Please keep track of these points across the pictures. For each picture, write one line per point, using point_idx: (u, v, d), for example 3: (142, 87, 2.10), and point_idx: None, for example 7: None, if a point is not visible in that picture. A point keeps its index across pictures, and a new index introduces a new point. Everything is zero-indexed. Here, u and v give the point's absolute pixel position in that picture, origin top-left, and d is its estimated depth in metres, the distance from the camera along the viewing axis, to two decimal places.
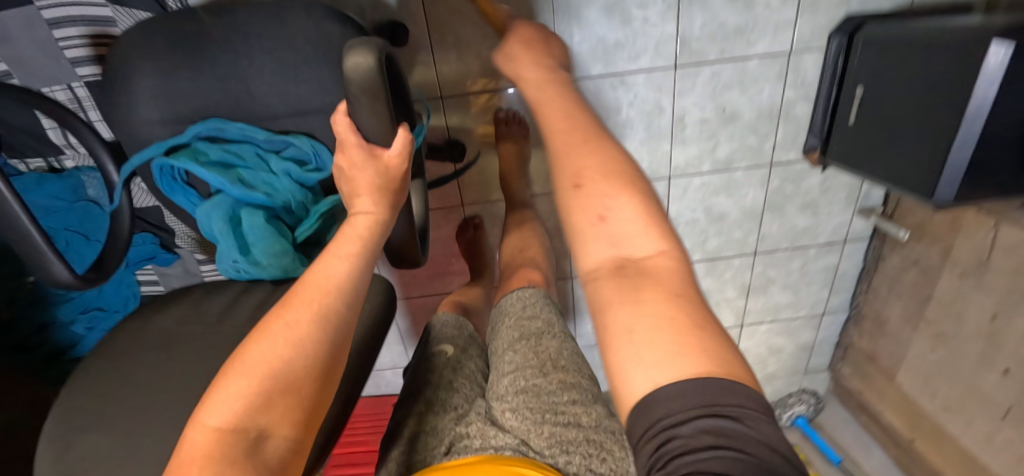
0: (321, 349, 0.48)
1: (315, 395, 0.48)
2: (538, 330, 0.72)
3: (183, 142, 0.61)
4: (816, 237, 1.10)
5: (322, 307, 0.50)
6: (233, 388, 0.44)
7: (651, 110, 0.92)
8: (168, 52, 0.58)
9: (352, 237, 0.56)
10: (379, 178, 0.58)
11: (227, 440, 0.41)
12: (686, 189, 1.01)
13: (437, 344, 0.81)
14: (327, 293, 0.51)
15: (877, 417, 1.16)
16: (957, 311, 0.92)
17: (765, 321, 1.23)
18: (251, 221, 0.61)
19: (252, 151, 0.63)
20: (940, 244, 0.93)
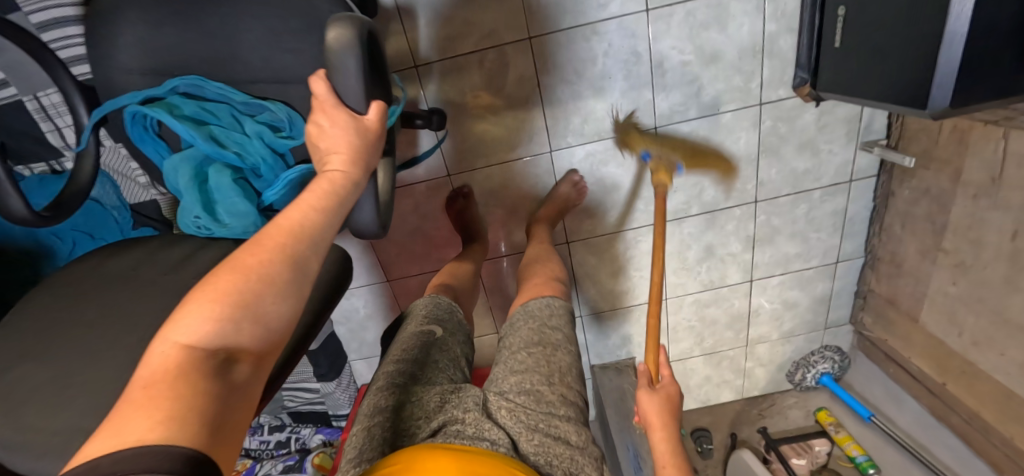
0: (292, 285, 0.44)
1: (281, 333, 0.44)
2: (553, 344, 0.77)
3: (159, 94, 0.61)
4: (819, 179, 1.06)
5: (293, 243, 0.45)
6: (200, 311, 0.38)
7: (628, 58, 0.91)
8: (162, 11, 0.59)
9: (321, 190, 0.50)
10: (356, 141, 0.53)
11: (195, 360, 0.36)
12: (675, 137, 0.99)
13: (427, 323, 0.82)
14: (301, 232, 0.46)
15: (904, 365, 1.10)
16: (975, 235, 0.86)
17: (776, 274, 1.18)
18: (218, 179, 0.63)
19: (228, 113, 0.63)
20: (950, 168, 0.88)
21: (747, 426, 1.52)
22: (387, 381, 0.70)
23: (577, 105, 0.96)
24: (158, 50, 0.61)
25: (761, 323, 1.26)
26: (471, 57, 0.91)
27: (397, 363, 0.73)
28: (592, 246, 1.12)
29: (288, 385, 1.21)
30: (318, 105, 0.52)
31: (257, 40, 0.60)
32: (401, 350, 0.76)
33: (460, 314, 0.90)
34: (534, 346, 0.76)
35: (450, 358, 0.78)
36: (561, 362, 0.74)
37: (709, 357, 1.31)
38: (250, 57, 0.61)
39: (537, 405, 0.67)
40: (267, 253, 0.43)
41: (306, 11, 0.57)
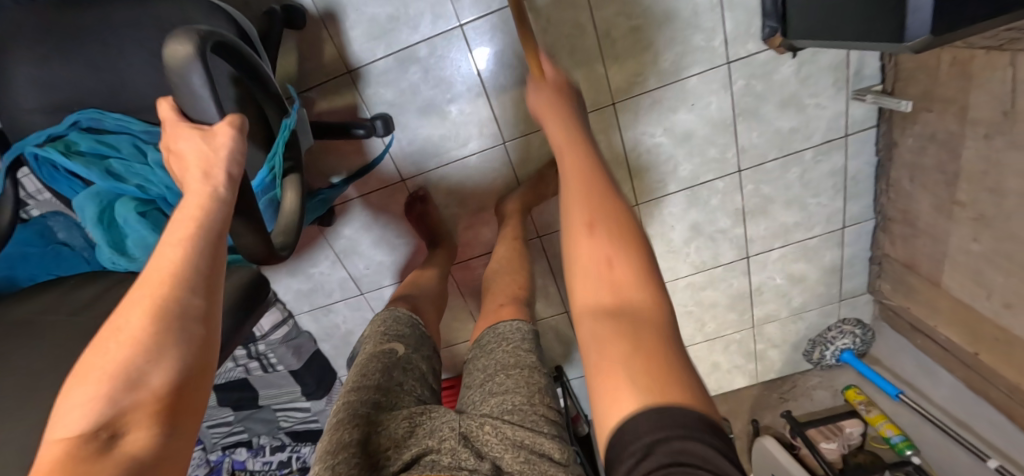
0: (183, 332, 0.39)
1: (189, 383, 0.38)
2: (532, 361, 0.69)
3: (60, 131, 0.62)
4: (809, 138, 0.95)
5: (168, 292, 0.40)
6: (74, 398, 0.34)
7: (571, 32, 0.84)
8: (47, 47, 0.61)
9: (185, 220, 0.45)
10: (209, 156, 0.49)
11: (75, 449, 0.31)
12: (637, 111, 0.91)
13: (387, 342, 0.76)
14: (178, 277, 0.41)
15: (933, 335, 0.97)
16: (993, 182, 0.74)
17: (775, 247, 1.07)
18: (122, 211, 0.62)
19: (129, 143, 0.63)
20: (955, 106, 0.76)
21: (769, 412, 1.41)
22: (347, 414, 0.62)
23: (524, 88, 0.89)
24: (52, 85, 0.63)
25: (766, 301, 1.15)
26: (403, 54, 0.86)
27: (358, 393, 0.66)
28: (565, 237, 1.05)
29: (279, 406, 1.21)
30: (170, 127, 0.51)
31: (141, 66, 0.61)
32: (360, 378, 0.69)
33: (422, 327, 0.84)
34: (510, 365, 0.68)
35: (413, 380, 0.73)
36: (544, 379, 0.66)
37: (713, 342, 1.21)
38: (141, 83, 0.61)
39: (525, 428, 0.58)
40: (142, 310, 0.38)
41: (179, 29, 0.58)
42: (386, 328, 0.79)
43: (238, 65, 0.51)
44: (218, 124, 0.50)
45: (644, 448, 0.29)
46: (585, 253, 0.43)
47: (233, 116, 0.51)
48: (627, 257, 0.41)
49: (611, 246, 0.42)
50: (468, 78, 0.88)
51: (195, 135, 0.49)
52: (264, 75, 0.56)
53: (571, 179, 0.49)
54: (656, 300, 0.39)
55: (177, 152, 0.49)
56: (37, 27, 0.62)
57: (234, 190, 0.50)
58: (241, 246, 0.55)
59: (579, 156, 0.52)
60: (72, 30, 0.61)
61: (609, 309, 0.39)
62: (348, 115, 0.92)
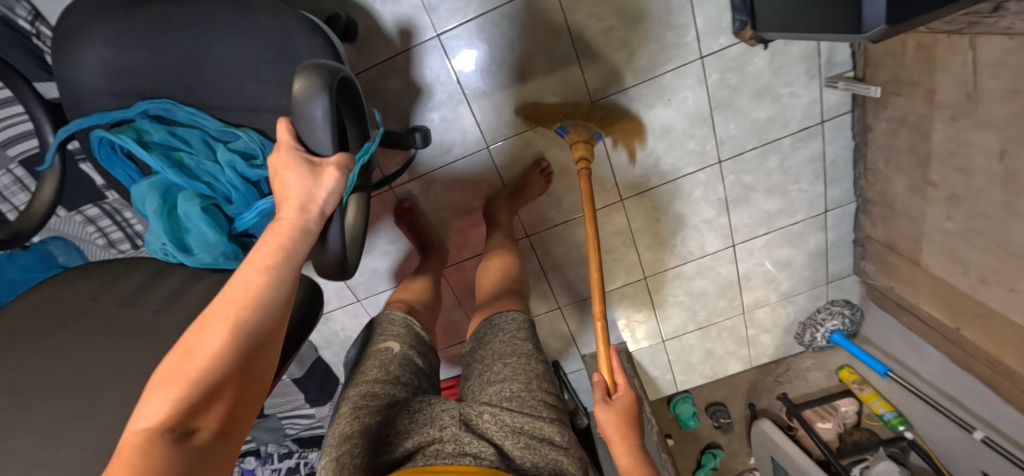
0: (256, 355, 0.44)
1: (251, 396, 0.43)
2: (528, 351, 0.74)
3: (128, 117, 0.63)
4: (785, 127, 0.97)
5: (248, 313, 0.44)
6: (158, 396, 0.39)
7: (546, 36, 0.86)
8: (131, 33, 0.61)
9: (267, 247, 0.47)
10: (309, 195, 0.49)
11: (153, 440, 0.35)
12: (615, 110, 0.93)
13: (384, 340, 0.78)
14: (261, 300, 0.45)
15: (917, 312, 1.00)
16: (962, 161, 0.76)
17: (760, 234, 1.09)
18: (184, 204, 0.61)
19: (200, 138, 0.64)
20: (922, 90, 0.78)
21: (765, 395, 1.43)
22: (361, 406, 0.63)
23: (505, 94, 0.91)
24: (126, 71, 0.63)
25: (755, 287, 1.17)
26: (384, 66, 0.89)
27: (369, 388, 0.67)
28: (553, 236, 1.07)
29: (285, 414, 1.24)
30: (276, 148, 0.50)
31: (228, 67, 0.61)
32: (370, 371, 0.70)
33: (409, 321, 0.85)
34: (508, 355, 0.73)
35: (421, 378, 0.76)
36: (544, 371, 0.72)
37: (704, 331, 1.23)
38: (222, 84, 0.63)
39: (529, 414, 0.63)
40: (228, 325, 0.43)
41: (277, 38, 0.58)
42: (382, 328, 0.81)
43: (349, 101, 0.50)
44: (329, 159, 0.49)
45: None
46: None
47: (343, 154, 0.50)
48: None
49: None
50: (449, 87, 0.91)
51: (307, 169, 0.48)
52: (362, 106, 0.53)
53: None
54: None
55: (281, 180, 0.49)
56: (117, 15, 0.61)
57: (322, 224, 0.52)
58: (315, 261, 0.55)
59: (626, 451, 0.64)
60: (161, 22, 0.60)
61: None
62: None
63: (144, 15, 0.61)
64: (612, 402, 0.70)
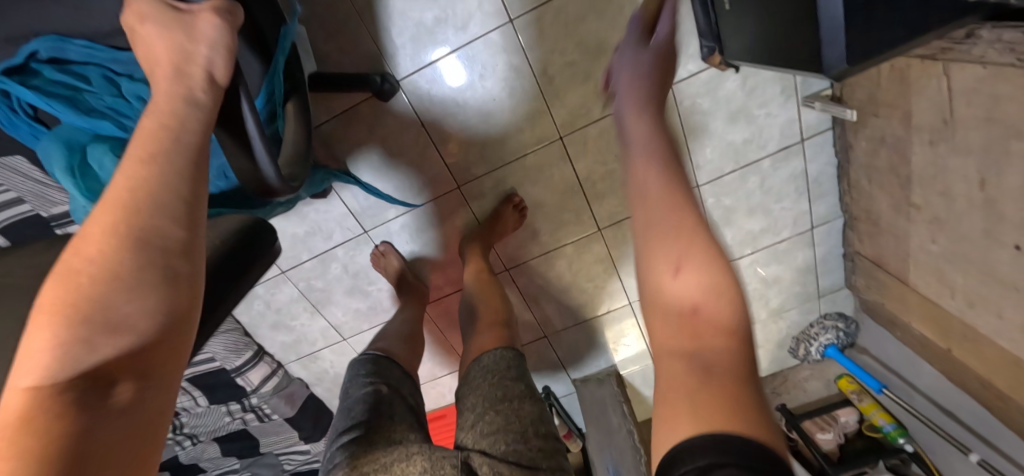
0: (163, 269, 0.38)
1: (175, 310, 0.39)
2: (521, 392, 0.70)
3: (17, 62, 0.55)
4: (763, 148, 0.94)
5: (132, 223, 0.38)
6: (42, 339, 0.33)
7: (508, 74, 0.84)
8: None
9: (144, 142, 0.42)
10: (176, 50, 0.46)
11: (49, 400, 0.31)
12: (586, 142, 0.91)
13: (374, 382, 0.76)
14: (154, 208, 0.40)
15: (909, 329, 0.97)
16: (943, 186, 0.73)
17: (745, 254, 1.07)
18: (97, 155, 0.58)
19: (99, 75, 0.57)
20: (899, 111, 0.75)
21: None
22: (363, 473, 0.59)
23: (473, 132, 0.90)
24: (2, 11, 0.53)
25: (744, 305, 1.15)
26: (344, 115, 0.87)
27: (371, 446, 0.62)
28: (532, 268, 1.06)
29: (281, 450, 1.26)
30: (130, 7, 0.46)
31: None
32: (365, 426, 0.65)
33: (402, 367, 0.84)
34: (500, 398, 0.69)
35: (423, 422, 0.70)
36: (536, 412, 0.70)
37: None
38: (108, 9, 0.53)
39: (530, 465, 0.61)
40: (108, 243, 0.37)
41: None
42: (375, 369, 0.80)
43: None
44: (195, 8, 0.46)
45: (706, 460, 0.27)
46: (656, 281, 0.39)
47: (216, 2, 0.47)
48: (705, 293, 0.36)
49: (681, 255, 0.38)
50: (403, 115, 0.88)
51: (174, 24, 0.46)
52: None
53: (646, 211, 0.42)
54: (733, 329, 0.35)
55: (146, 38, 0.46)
56: None
57: (215, 95, 0.47)
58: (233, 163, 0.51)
59: (651, 167, 0.45)
60: None
61: (684, 333, 0.36)
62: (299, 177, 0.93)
63: None
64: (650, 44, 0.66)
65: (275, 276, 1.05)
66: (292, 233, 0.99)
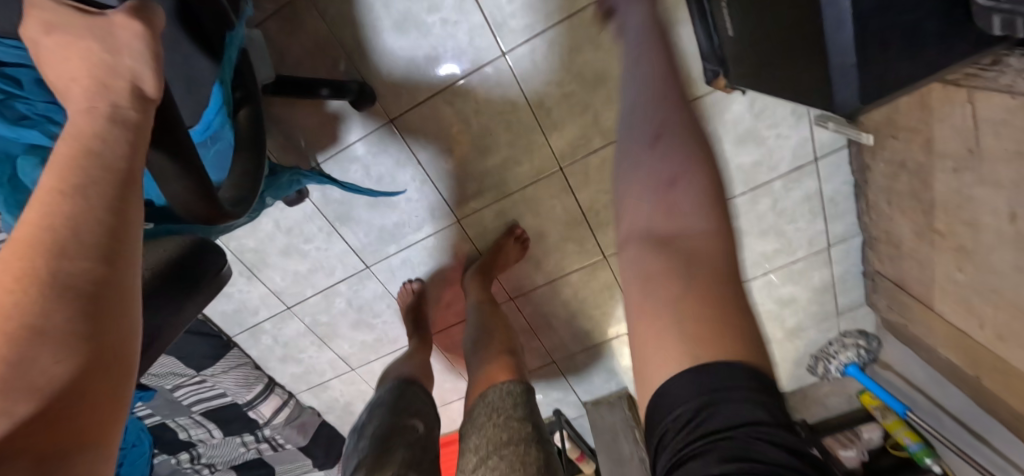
0: (95, 310, 0.28)
1: (115, 352, 0.28)
2: (524, 434, 0.66)
3: None
4: (775, 169, 0.90)
5: (50, 262, 0.27)
6: None
7: (504, 108, 0.82)
8: None
9: (61, 160, 0.30)
10: (97, 60, 0.33)
11: None
12: (587, 173, 0.89)
13: (405, 418, 0.76)
14: (75, 235, 0.28)
15: (935, 354, 0.93)
16: (969, 215, 0.68)
17: (759, 276, 1.04)
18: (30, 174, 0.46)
19: (33, 80, 0.44)
20: (920, 136, 0.70)
21: None
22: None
23: (472, 167, 0.88)
24: None
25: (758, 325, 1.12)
26: (339, 152, 0.85)
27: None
28: (538, 296, 1.05)
29: None
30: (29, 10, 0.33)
31: None
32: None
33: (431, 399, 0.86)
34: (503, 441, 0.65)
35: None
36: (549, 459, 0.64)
37: None
38: None
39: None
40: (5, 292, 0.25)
41: None
42: (402, 400, 0.81)
43: None
44: (112, 12, 0.33)
45: (699, 401, 0.26)
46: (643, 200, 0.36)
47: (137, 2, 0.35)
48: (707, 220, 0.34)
49: (682, 166, 0.35)
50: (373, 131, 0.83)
51: (82, 31, 0.32)
52: None
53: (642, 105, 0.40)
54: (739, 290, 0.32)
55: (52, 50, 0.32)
56: None
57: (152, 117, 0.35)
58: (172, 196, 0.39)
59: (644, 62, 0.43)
60: None
61: (658, 239, 0.34)
62: (298, 217, 0.92)
63: None
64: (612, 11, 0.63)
65: (281, 311, 1.04)
66: (295, 270, 0.98)
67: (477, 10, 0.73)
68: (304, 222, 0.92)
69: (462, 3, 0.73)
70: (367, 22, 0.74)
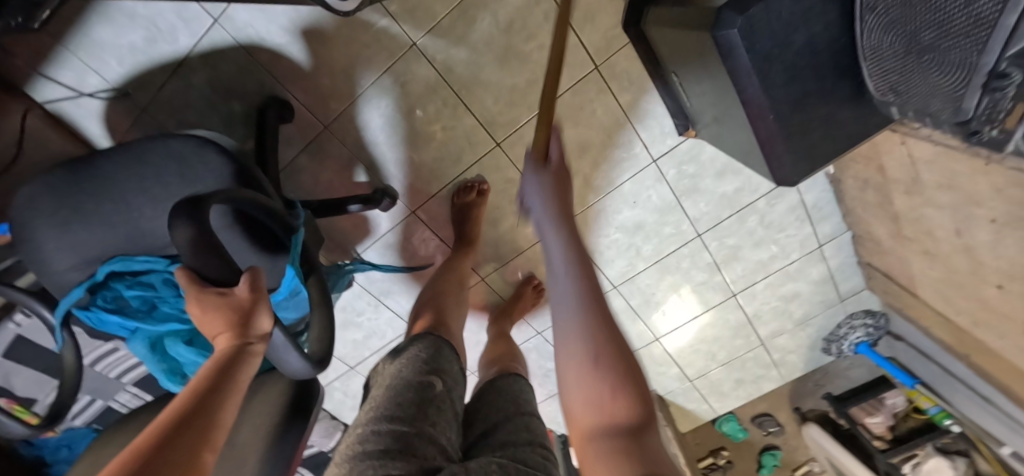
0: (162, 464, 0.32)
1: None
2: (525, 411, 0.70)
3: (100, 281, 0.60)
4: (756, 191, 0.99)
5: (178, 431, 0.35)
6: None
7: (504, 184, 0.96)
8: (56, 206, 0.59)
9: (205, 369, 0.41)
10: (235, 315, 0.44)
11: None
12: (589, 222, 1.01)
13: (426, 374, 0.65)
14: (172, 422, 0.36)
15: (932, 332, 1.02)
16: (926, 227, 0.77)
17: (758, 279, 1.14)
18: (173, 347, 0.63)
19: (162, 280, 0.61)
20: (874, 163, 0.78)
21: (810, 399, 1.47)
22: (356, 454, 0.53)
23: (487, 234, 1.03)
24: (82, 247, 0.61)
25: (768, 321, 1.22)
26: (377, 240, 1.01)
27: (378, 424, 0.56)
28: None
29: None
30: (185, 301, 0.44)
31: (156, 213, 0.59)
32: (384, 407, 0.59)
33: (461, 362, 0.74)
34: (507, 416, 0.68)
35: (451, 416, 0.63)
36: (540, 435, 0.65)
37: (729, 365, 1.32)
38: (156, 228, 0.59)
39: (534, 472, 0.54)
40: (139, 448, 0.33)
41: (178, 164, 0.57)
42: (413, 351, 0.70)
43: (260, 189, 0.60)
44: (238, 289, 0.43)
45: None
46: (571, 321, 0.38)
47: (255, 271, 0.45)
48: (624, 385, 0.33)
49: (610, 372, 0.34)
50: (393, 220, 0.98)
51: (218, 304, 0.42)
52: (259, 177, 0.61)
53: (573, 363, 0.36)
54: None
55: (195, 319, 0.43)
56: (39, 183, 0.60)
57: None
58: (280, 366, 0.53)
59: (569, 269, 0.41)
60: (87, 198, 0.59)
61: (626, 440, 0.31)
62: (347, 296, 1.08)
63: (58, 182, 0.59)
64: (548, 168, 0.58)
65: (346, 371, 1.22)
66: (353, 338, 1.15)
67: (468, 113, 0.87)
68: (353, 300, 1.09)
69: (455, 112, 0.86)
70: (378, 142, 0.89)
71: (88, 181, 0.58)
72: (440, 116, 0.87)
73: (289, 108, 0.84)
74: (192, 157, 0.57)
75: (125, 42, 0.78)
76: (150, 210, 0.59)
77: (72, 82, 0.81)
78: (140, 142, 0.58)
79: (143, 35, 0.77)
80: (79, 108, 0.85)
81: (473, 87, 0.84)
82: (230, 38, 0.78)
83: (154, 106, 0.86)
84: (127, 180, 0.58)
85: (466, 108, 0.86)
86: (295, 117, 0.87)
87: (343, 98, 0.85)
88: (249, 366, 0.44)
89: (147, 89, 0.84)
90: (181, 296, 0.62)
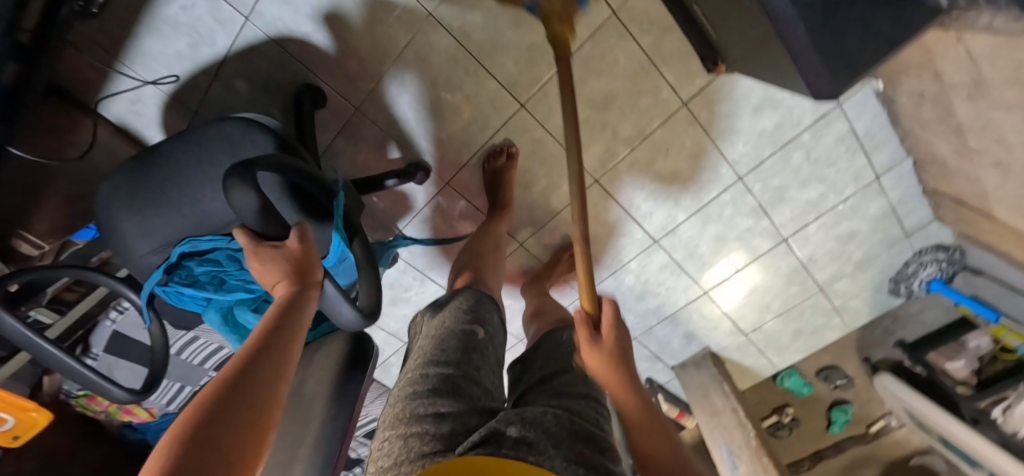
0: (245, 395, 0.37)
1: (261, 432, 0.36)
2: (577, 363, 0.71)
3: (175, 261, 0.67)
4: (799, 124, 0.93)
5: (253, 365, 0.40)
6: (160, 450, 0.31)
7: (533, 146, 0.97)
8: (131, 197, 0.66)
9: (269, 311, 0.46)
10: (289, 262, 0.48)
11: None
12: (622, 178, 1.00)
13: (469, 323, 0.68)
14: (248, 356, 0.41)
15: (1015, 257, 0.93)
16: (996, 135, 0.70)
17: (810, 221, 1.08)
18: (243, 316, 0.69)
19: (225, 255, 0.67)
20: (929, 72, 0.72)
21: (880, 348, 1.38)
22: (408, 395, 0.57)
23: (520, 199, 1.04)
24: (158, 232, 0.68)
25: (825, 265, 1.16)
26: (416, 215, 1.05)
27: (426, 368, 0.60)
28: (606, 287, 1.18)
29: None
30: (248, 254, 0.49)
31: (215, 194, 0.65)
32: (431, 354, 0.63)
33: (501, 313, 0.77)
34: (554, 368, 0.69)
35: (493, 363, 0.66)
36: (596, 389, 0.65)
37: (785, 315, 1.27)
38: (217, 208, 0.65)
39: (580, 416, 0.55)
40: (221, 381, 0.38)
41: (228, 146, 0.62)
42: (453, 304, 0.73)
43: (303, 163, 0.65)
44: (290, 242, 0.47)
45: None
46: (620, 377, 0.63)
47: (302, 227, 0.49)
48: None
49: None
50: (430, 193, 1.02)
51: (274, 256, 0.47)
52: (300, 150, 0.65)
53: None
54: None
55: (255, 268, 0.47)
56: (113, 178, 0.67)
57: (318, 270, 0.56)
58: (334, 318, 0.57)
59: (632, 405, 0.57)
60: (155, 187, 0.65)
61: None
62: (394, 272, 1.13)
63: (130, 176, 0.66)
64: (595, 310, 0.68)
65: (401, 346, 1.28)
66: (404, 314, 1.21)
67: (490, 78, 0.87)
68: (400, 276, 1.14)
69: (477, 79, 0.88)
70: (407, 117, 0.92)
71: (155, 169, 0.64)
72: (463, 84, 0.88)
73: (321, 93, 0.88)
74: (239, 137, 0.62)
75: (172, 50, 0.85)
76: (209, 192, 0.65)
77: (132, 95, 0.90)
78: (193, 130, 0.63)
79: (187, 41, 0.84)
80: (140, 117, 0.93)
81: (492, 50, 0.84)
82: (262, 33, 0.83)
83: (203, 108, 0.93)
84: (186, 167, 0.64)
85: (488, 73, 0.87)
86: (328, 103, 0.91)
87: (369, 78, 0.88)
88: (310, 306, 0.48)
89: (197, 93, 0.91)
90: (244, 269, 0.68)
